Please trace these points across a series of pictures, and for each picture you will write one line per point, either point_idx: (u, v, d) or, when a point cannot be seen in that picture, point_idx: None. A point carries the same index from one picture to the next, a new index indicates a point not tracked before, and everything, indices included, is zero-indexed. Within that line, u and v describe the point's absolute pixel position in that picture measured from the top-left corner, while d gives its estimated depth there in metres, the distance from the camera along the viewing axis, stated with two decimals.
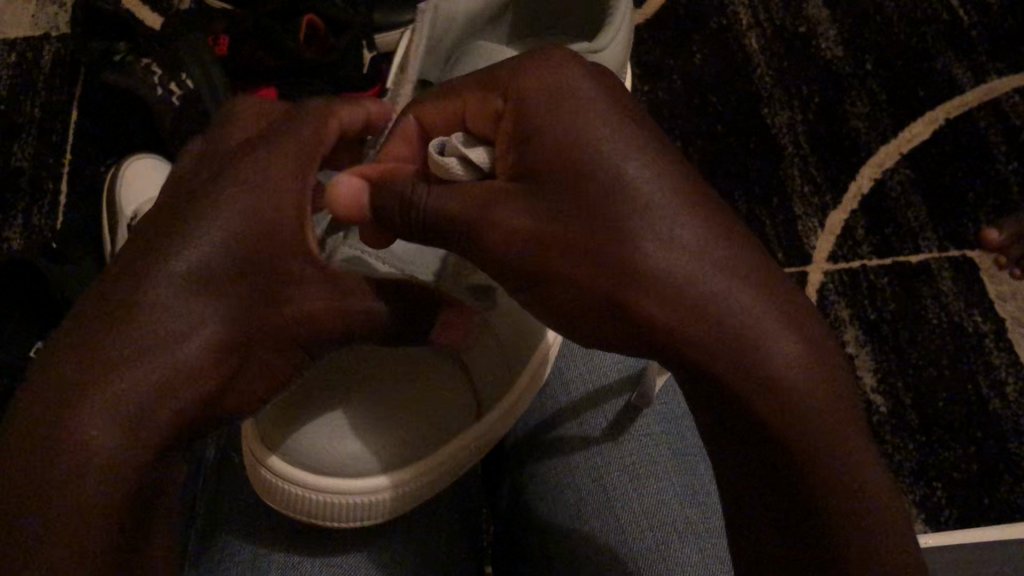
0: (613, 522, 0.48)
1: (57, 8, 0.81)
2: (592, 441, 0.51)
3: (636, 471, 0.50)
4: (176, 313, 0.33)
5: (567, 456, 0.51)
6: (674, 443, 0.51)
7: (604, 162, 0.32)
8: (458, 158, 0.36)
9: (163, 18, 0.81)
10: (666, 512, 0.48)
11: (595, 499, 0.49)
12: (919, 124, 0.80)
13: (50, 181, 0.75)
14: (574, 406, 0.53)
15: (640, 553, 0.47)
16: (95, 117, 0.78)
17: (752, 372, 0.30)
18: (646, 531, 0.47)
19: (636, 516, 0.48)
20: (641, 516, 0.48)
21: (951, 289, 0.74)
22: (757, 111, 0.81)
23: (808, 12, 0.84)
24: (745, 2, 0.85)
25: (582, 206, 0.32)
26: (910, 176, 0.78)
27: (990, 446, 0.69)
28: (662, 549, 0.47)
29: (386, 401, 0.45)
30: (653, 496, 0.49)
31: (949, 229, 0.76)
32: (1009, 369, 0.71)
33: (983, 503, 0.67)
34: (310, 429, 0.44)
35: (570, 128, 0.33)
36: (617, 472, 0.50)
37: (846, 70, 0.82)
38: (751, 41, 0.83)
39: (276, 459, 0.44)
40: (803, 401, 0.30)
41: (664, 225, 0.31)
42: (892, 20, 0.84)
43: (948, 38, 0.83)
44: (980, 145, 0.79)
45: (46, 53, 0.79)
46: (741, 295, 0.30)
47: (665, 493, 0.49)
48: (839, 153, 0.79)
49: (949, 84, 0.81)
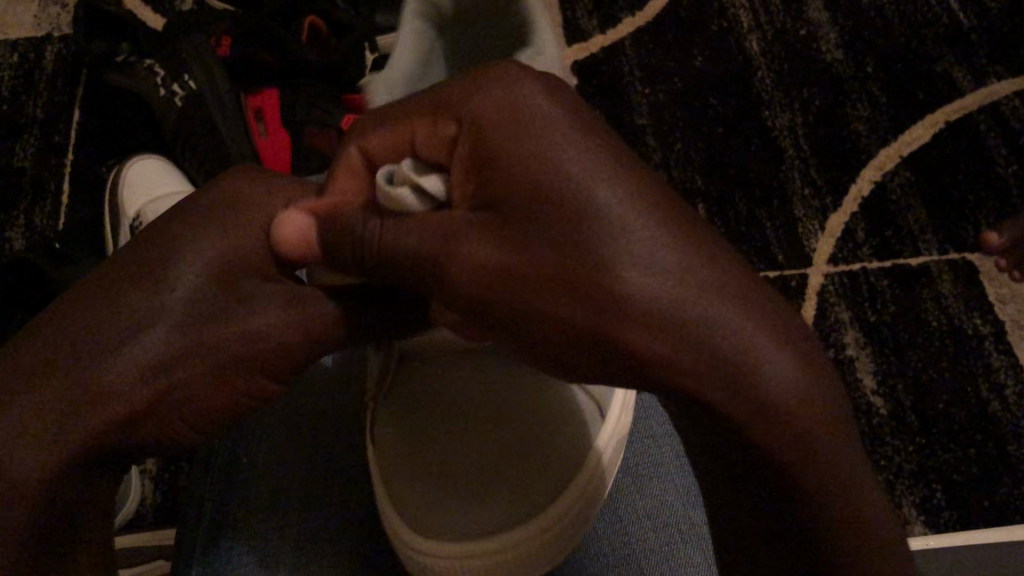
0: (620, 526, 0.48)
1: (59, 9, 0.81)
2: None
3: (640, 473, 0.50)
4: (137, 309, 0.36)
5: None
6: (678, 444, 0.52)
7: (573, 184, 0.29)
8: (409, 188, 0.32)
9: (165, 18, 0.81)
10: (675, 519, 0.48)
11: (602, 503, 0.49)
12: (919, 127, 0.80)
13: (52, 182, 0.75)
14: None
15: (648, 556, 0.47)
16: (97, 117, 0.78)
17: (757, 400, 0.28)
18: (653, 534, 0.47)
19: (642, 520, 0.48)
20: (647, 519, 0.48)
21: (951, 292, 0.74)
22: (757, 113, 0.81)
23: (808, 15, 0.85)
24: (745, 5, 0.85)
25: (547, 227, 0.29)
26: (911, 179, 0.78)
27: (990, 449, 0.70)
28: (668, 552, 0.47)
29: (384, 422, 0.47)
30: (665, 506, 0.49)
31: (949, 232, 0.76)
32: (1009, 372, 0.72)
33: (983, 505, 0.68)
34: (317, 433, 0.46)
35: (535, 146, 0.30)
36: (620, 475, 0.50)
37: (846, 72, 0.83)
38: (752, 44, 0.84)
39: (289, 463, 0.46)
40: (794, 426, 0.29)
41: (647, 249, 0.28)
42: (893, 23, 0.84)
43: (948, 41, 0.83)
44: (980, 148, 0.79)
45: (48, 54, 0.79)
46: (733, 325, 0.28)
47: (670, 495, 0.49)
48: (839, 156, 0.80)
49: (949, 87, 0.81)
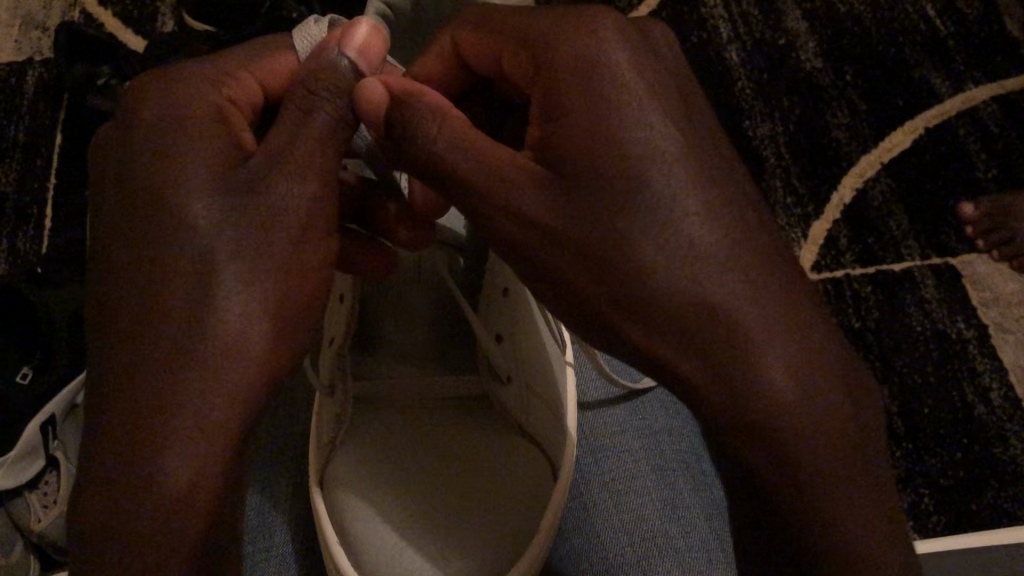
0: (601, 544, 0.47)
1: (39, 33, 0.82)
2: (586, 451, 0.50)
3: (618, 487, 0.48)
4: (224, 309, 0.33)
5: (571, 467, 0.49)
6: (654, 459, 0.50)
7: (630, 134, 0.31)
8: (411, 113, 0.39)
9: (145, 40, 0.81)
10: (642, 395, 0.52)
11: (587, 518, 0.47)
12: (899, 134, 0.81)
13: (36, 206, 0.75)
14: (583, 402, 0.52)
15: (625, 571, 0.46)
16: (78, 139, 0.78)
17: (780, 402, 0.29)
18: (626, 553, 0.46)
19: (617, 537, 0.47)
20: (622, 537, 0.47)
21: (934, 296, 0.74)
22: (738, 124, 0.81)
23: (786, 24, 0.85)
24: (724, 16, 0.86)
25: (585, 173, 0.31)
26: (891, 185, 0.79)
27: (976, 452, 0.69)
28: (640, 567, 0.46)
29: (399, 437, 0.43)
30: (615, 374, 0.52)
31: (931, 237, 0.77)
32: (993, 376, 0.72)
33: (970, 509, 0.67)
34: (364, 426, 0.44)
35: (600, 109, 0.32)
36: (601, 488, 0.48)
37: (825, 82, 0.83)
38: (731, 53, 0.84)
39: (330, 467, 0.43)
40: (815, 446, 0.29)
41: (654, 224, 0.30)
42: (871, 31, 0.85)
43: (924, 48, 0.84)
44: (959, 155, 0.80)
45: (30, 77, 0.80)
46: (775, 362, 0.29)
47: (645, 512, 0.47)
48: (822, 164, 0.80)
49: (927, 93, 0.82)
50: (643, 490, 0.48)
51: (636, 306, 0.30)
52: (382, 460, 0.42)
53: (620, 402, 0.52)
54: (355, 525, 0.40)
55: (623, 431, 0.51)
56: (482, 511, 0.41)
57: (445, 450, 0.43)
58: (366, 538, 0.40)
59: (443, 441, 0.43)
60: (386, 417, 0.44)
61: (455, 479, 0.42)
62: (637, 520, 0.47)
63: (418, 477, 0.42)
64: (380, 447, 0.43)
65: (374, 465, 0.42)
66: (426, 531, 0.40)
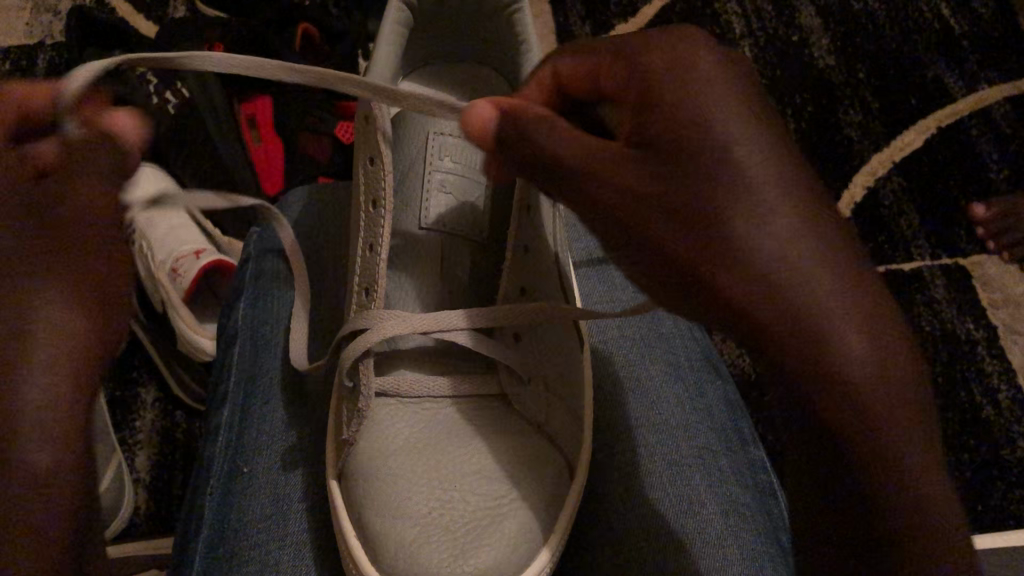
0: (678, 518, 0.45)
1: (52, 18, 0.82)
2: (644, 428, 0.49)
3: (682, 465, 0.48)
4: None
5: (619, 452, 0.48)
6: (707, 437, 0.50)
7: (712, 152, 0.27)
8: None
9: (157, 26, 0.81)
10: (654, 390, 0.51)
11: (663, 498, 0.46)
12: (911, 132, 0.80)
13: None
14: (639, 381, 0.52)
15: (706, 543, 0.45)
16: None
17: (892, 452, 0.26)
18: (705, 526, 0.45)
19: (695, 510, 0.46)
20: (699, 511, 0.46)
21: (944, 295, 0.74)
22: None
23: (801, 22, 0.86)
24: (737, 12, 0.86)
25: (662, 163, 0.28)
26: (903, 184, 0.78)
27: (983, 452, 0.69)
28: (720, 539, 0.45)
29: (419, 431, 0.42)
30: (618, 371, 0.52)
31: (941, 236, 0.76)
32: (1002, 377, 0.71)
33: (977, 511, 0.66)
34: (385, 421, 0.43)
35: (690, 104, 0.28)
36: (662, 466, 0.48)
37: (838, 80, 0.83)
38: (744, 49, 0.84)
39: (352, 463, 0.42)
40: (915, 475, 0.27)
41: (788, 246, 0.26)
42: (885, 30, 0.85)
43: (938, 48, 0.84)
44: (971, 154, 0.79)
45: (40, 61, 0.79)
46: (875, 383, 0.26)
47: (708, 488, 0.47)
48: (832, 161, 0.80)
49: (940, 93, 0.82)
50: (705, 467, 0.48)
51: (807, 323, 0.25)
52: (402, 452, 0.41)
53: (675, 374, 0.53)
54: (377, 521, 0.40)
55: (680, 410, 0.51)
56: (505, 501, 0.40)
57: (466, 443, 0.42)
58: (392, 531, 0.39)
59: (464, 437, 0.42)
60: (405, 412, 0.43)
61: (478, 471, 0.41)
62: (705, 495, 0.47)
63: (444, 467, 0.41)
64: (401, 441, 0.42)
65: (394, 458, 0.41)
66: (460, 521, 0.39)
